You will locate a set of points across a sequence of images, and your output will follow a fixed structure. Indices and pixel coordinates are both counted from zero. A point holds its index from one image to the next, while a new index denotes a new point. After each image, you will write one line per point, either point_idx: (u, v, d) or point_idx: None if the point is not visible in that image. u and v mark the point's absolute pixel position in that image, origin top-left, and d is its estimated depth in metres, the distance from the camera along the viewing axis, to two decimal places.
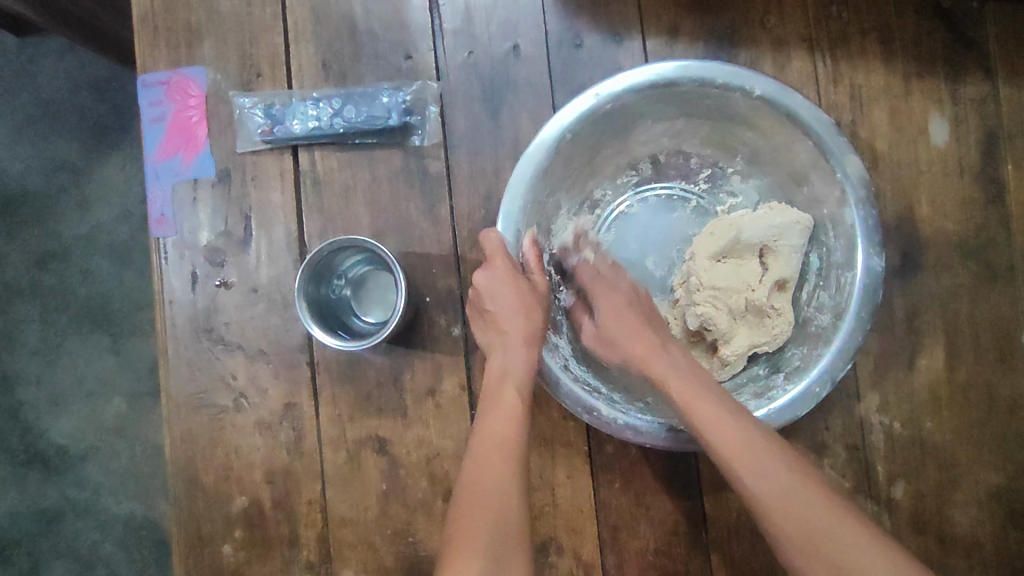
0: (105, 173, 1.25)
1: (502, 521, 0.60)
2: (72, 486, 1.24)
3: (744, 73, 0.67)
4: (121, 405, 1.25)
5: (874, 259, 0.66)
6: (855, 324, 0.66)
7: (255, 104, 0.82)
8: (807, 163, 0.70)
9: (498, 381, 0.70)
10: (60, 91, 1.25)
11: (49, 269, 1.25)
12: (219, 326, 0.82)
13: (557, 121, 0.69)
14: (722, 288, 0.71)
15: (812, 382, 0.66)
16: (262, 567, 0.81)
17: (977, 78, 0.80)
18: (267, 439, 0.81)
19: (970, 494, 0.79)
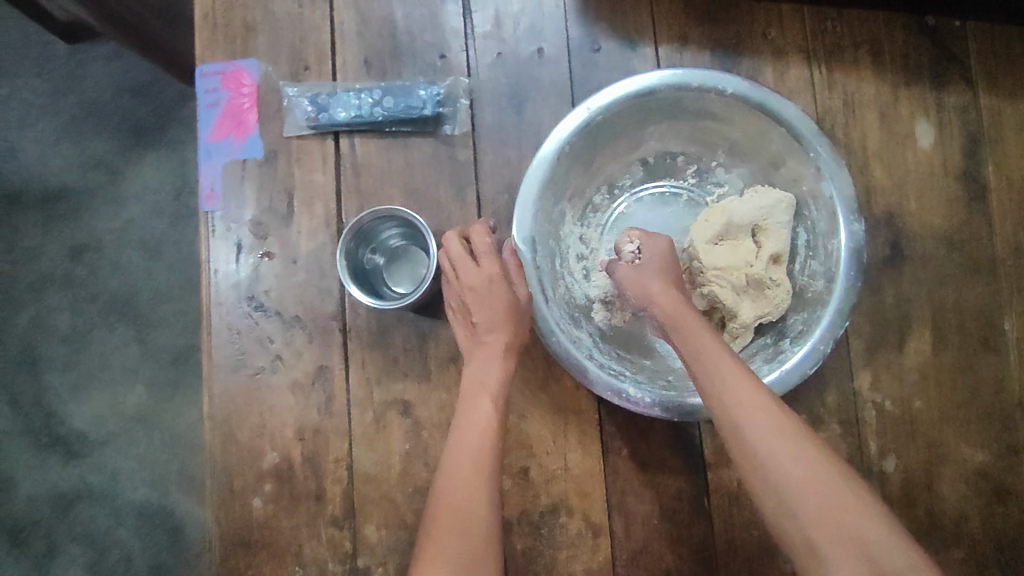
0: (143, 170, 1.34)
1: (470, 538, 0.62)
2: (92, 471, 1.29)
3: (716, 74, 0.76)
4: (141, 393, 1.31)
5: (855, 224, 0.75)
6: (848, 284, 0.74)
7: (303, 94, 0.91)
8: (782, 148, 0.79)
9: (477, 395, 0.72)
10: (104, 93, 1.34)
11: (82, 260, 1.32)
12: (260, 294, 0.89)
13: (557, 135, 0.77)
14: (723, 267, 0.77)
15: (816, 343, 0.73)
16: (290, 519, 0.87)
17: (959, 88, 0.88)
18: (300, 399, 0.88)
19: (957, 471, 0.84)
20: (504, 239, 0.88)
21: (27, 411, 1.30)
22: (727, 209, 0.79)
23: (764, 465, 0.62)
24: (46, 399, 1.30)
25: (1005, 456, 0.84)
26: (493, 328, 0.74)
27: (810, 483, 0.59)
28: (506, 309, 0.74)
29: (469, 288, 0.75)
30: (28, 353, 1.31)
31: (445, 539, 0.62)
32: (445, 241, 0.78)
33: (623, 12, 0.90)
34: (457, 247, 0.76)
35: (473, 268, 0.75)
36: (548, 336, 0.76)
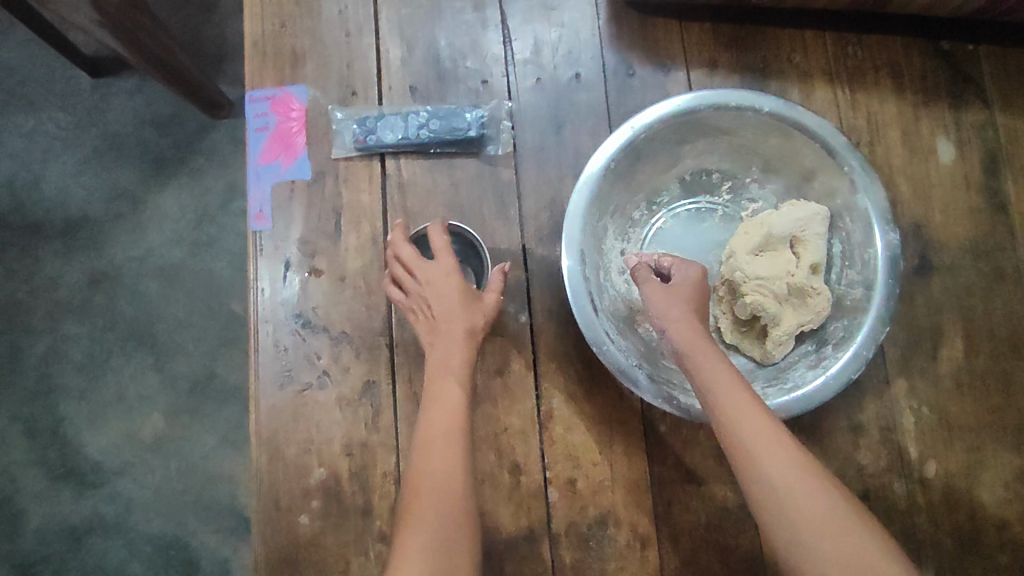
0: (169, 199, 1.36)
1: (445, 506, 0.68)
2: (105, 501, 1.28)
3: (754, 95, 0.80)
4: (158, 422, 1.30)
5: (890, 234, 0.78)
6: (886, 291, 0.77)
7: (350, 118, 0.94)
8: (816, 163, 0.83)
9: (441, 376, 0.77)
10: (126, 126, 1.37)
11: (100, 289, 1.34)
12: (308, 311, 0.91)
13: (603, 153, 0.80)
14: (765, 276, 0.79)
15: (860, 347, 0.76)
16: (337, 535, 0.86)
17: (976, 108, 0.93)
18: (347, 414, 0.89)
19: (996, 476, 0.85)
20: (547, 254, 0.91)
21: (41, 443, 1.29)
22: (766, 221, 0.82)
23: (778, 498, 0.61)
24: (61, 431, 1.30)
25: None
26: (448, 314, 0.81)
27: (821, 520, 0.59)
28: (460, 296, 0.81)
29: (425, 280, 0.82)
30: (43, 384, 1.31)
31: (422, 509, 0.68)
32: (396, 244, 0.86)
33: (656, 40, 0.95)
34: (409, 249, 0.84)
35: (428, 264, 0.83)
36: (598, 344, 0.77)
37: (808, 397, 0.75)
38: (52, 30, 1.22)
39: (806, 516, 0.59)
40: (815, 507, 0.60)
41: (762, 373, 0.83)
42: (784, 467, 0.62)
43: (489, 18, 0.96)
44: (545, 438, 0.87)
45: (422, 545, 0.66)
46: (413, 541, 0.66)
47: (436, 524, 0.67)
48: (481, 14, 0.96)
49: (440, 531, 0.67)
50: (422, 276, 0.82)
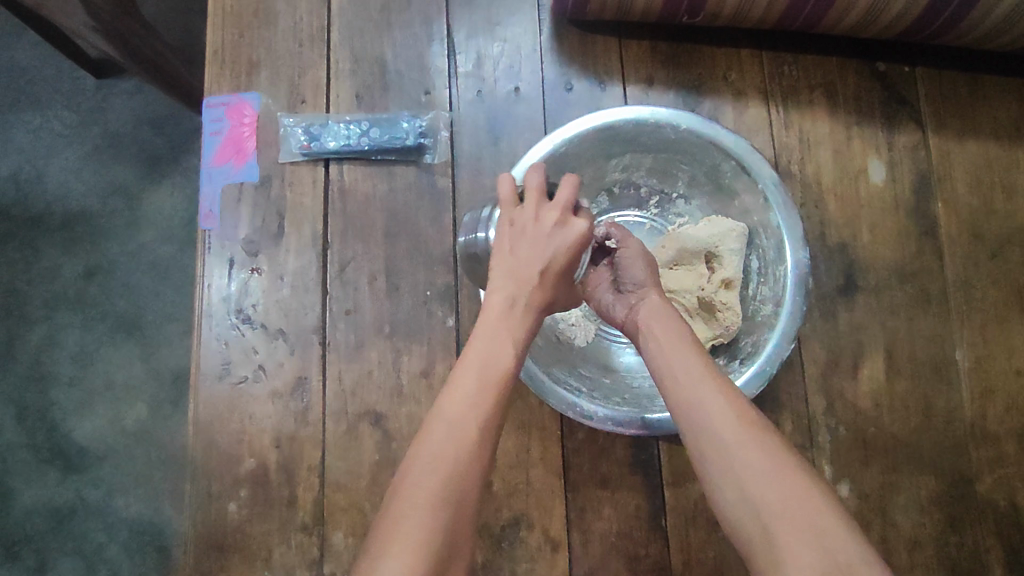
0: (158, 196, 1.42)
1: (461, 491, 0.58)
2: (88, 485, 1.32)
3: (672, 112, 0.82)
4: (142, 411, 1.36)
5: (801, 253, 0.79)
6: (793, 309, 0.78)
7: (297, 123, 0.98)
8: (734, 180, 0.84)
9: (501, 339, 0.67)
10: (125, 125, 1.44)
11: (94, 281, 1.40)
12: (248, 307, 0.95)
13: (522, 165, 0.83)
14: (674, 289, 0.85)
15: (763, 364, 0.77)
16: (262, 524, 0.90)
17: (909, 129, 0.93)
18: (278, 407, 0.92)
19: (910, 497, 0.85)
20: None
21: (31, 425, 1.34)
22: (681, 236, 0.85)
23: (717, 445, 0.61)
24: (48, 415, 1.35)
25: (959, 485, 0.85)
26: (550, 274, 0.69)
27: (756, 459, 0.59)
28: (560, 269, 0.69)
29: (556, 230, 0.69)
30: (36, 369, 1.36)
31: (437, 483, 0.57)
32: (501, 182, 0.73)
33: (594, 55, 0.98)
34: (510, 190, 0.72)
35: (556, 212, 0.70)
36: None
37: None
38: (56, 33, 1.27)
39: (768, 491, 0.57)
40: (749, 451, 0.60)
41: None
42: (748, 445, 0.60)
43: (436, 32, 1.00)
44: None
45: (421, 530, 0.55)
46: (414, 517, 0.55)
47: (447, 513, 0.56)
48: (429, 29, 1.00)
49: (450, 517, 0.56)
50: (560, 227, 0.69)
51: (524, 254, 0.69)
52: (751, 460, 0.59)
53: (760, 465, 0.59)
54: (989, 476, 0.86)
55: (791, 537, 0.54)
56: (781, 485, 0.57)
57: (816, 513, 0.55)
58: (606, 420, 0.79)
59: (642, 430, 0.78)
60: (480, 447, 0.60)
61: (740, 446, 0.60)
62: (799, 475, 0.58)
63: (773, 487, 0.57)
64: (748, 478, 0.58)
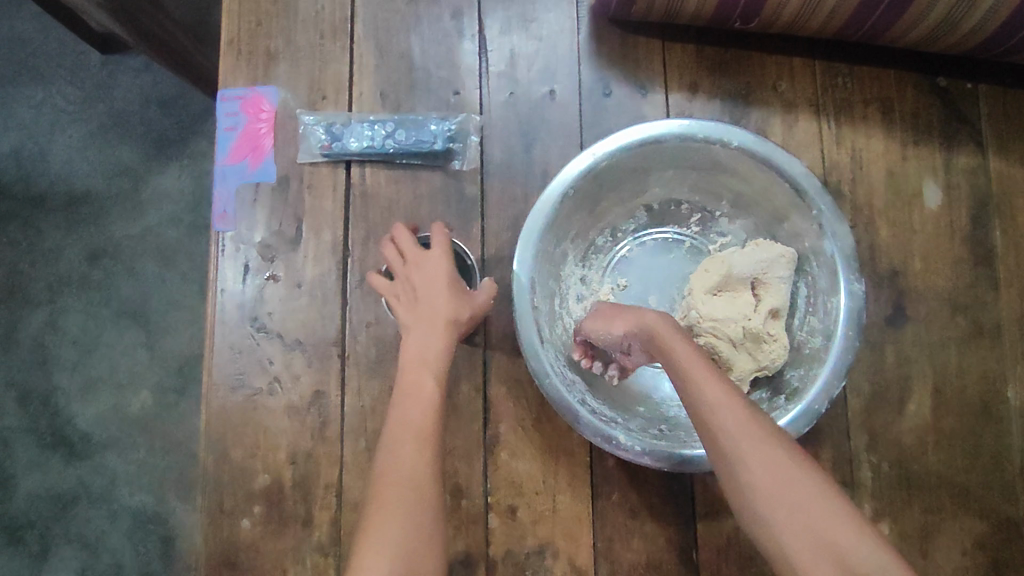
0: (164, 179, 1.36)
1: (416, 508, 0.65)
2: (91, 472, 1.29)
3: (722, 127, 0.76)
4: (146, 399, 1.31)
5: (855, 283, 0.74)
6: (846, 344, 0.73)
7: (318, 122, 0.93)
8: (785, 203, 0.79)
9: (420, 370, 0.76)
10: (131, 103, 1.37)
11: (99, 264, 1.35)
12: (264, 316, 0.91)
13: (561, 178, 0.77)
14: (720, 319, 0.79)
15: (810, 403, 0.72)
16: (276, 543, 0.86)
17: (969, 150, 0.88)
18: (294, 423, 0.88)
19: (953, 540, 0.82)
20: (505, 276, 0.89)
21: (34, 410, 1.31)
22: (726, 261, 0.81)
23: (733, 468, 0.58)
24: (52, 401, 1.31)
25: (1005, 529, 0.82)
26: (419, 300, 0.79)
27: (772, 482, 0.56)
28: (449, 276, 0.80)
29: (440, 262, 0.81)
30: (41, 354, 1.32)
31: (397, 510, 0.65)
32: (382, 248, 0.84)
33: (635, 59, 0.92)
34: (390, 251, 0.83)
35: (421, 253, 0.82)
36: (541, 377, 0.75)
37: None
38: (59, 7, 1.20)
39: (776, 502, 0.55)
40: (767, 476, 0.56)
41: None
42: (752, 454, 0.57)
43: (466, 27, 0.94)
44: (488, 463, 0.85)
45: (387, 546, 0.62)
46: (381, 538, 0.63)
47: (407, 527, 0.64)
48: (459, 22, 0.94)
49: (414, 534, 0.63)
50: (414, 261, 0.81)
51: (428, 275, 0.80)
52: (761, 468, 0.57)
53: (765, 474, 0.56)
54: None
55: (802, 550, 0.53)
56: (792, 502, 0.55)
57: (827, 523, 0.54)
58: (648, 456, 0.74)
59: (684, 467, 0.74)
60: (429, 470, 0.68)
61: (754, 470, 0.57)
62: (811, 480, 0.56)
63: (775, 494, 0.56)
64: (758, 497, 0.56)
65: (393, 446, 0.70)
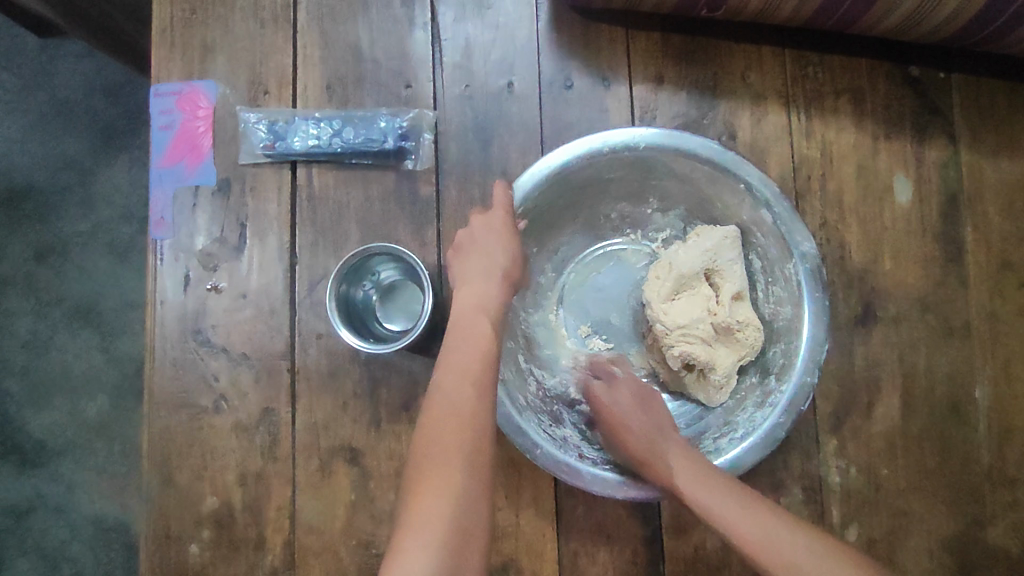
0: (111, 172, 1.25)
1: (476, 448, 0.61)
2: (47, 481, 1.21)
3: (653, 132, 0.71)
4: (104, 404, 1.22)
5: (806, 244, 0.70)
6: (813, 343, 0.69)
7: (260, 119, 0.86)
8: (736, 203, 0.75)
9: (473, 314, 0.70)
10: (75, 92, 1.25)
11: (46, 264, 1.24)
12: (207, 328, 0.85)
13: (518, 186, 0.72)
14: (685, 324, 0.75)
15: (778, 415, 0.69)
16: (227, 568, 0.82)
17: (940, 143, 0.85)
18: (242, 442, 0.84)
19: (920, 543, 0.81)
20: None
21: None
22: (674, 262, 0.77)
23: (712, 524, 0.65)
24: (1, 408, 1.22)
25: (971, 530, 0.81)
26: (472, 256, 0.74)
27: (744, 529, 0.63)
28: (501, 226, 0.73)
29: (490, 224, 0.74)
30: None
31: (456, 452, 0.60)
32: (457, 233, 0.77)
33: (598, 49, 0.87)
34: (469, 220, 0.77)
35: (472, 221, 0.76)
36: (492, 406, 0.71)
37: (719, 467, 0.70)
38: None
39: (757, 550, 0.61)
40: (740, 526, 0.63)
41: (709, 420, 0.78)
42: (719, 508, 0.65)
43: (418, 15, 0.88)
44: None
45: (445, 487, 0.58)
46: (441, 477, 0.58)
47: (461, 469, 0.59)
48: (410, 10, 0.88)
49: (465, 483, 0.58)
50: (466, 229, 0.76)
51: (486, 247, 0.74)
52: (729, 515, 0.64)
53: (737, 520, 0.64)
54: (1003, 521, 0.81)
55: None
56: (761, 535, 0.62)
57: (795, 556, 0.60)
58: (604, 485, 0.69)
59: None
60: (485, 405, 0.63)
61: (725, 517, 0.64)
62: (775, 517, 0.63)
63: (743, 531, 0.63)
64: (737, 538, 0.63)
65: (437, 380, 0.65)
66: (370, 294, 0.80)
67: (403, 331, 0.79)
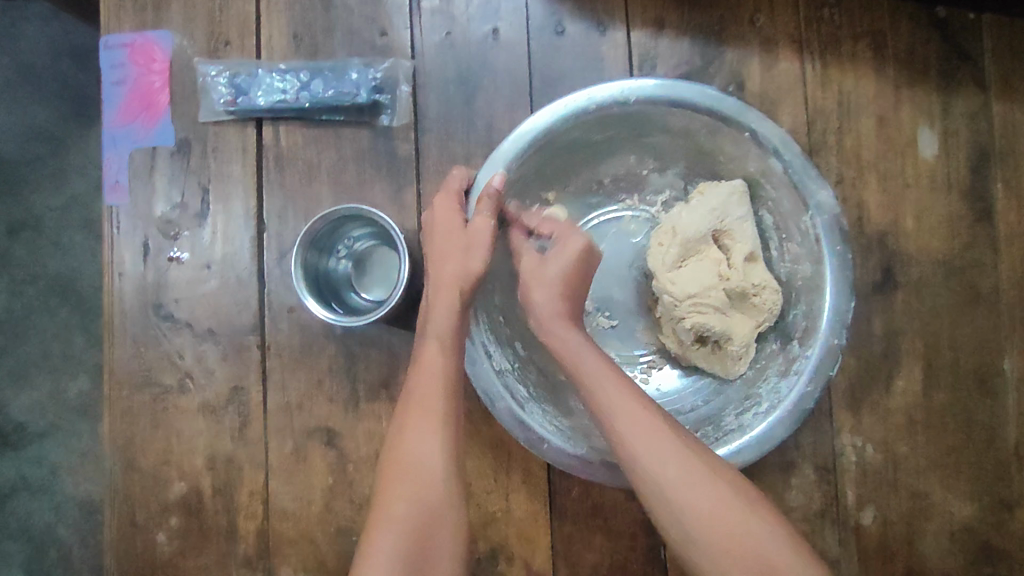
0: (86, 147, 0.97)
1: (429, 502, 0.58)
2: (29, 466, 0.95)
3: (641, 82, 0.65)
4: (85, 382, 0.96)
5: (822, 192, 0.64)
6: (838, 291, 0.64)
7: (220, 72, 0.79)
8: (739, 153, 0.68)
9: (428, 344, 0.65)
10: (40, 57, 0.98)
11: (18, 238, 0.96)
12: (169, 302, 0.79)
13: (500, 153, 0.65)
14: (696, 292, 0.68)
15: (805, 385, 0.63)
16: (197, 558, 0.77)
17: (969, 92, 0.77)
18: (211, 424, 0.78)
19: (941, 525, 0.75)
20: None
21: None
22: (676, 228, 0.70)
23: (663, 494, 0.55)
24: None
25: (996, 512, 0.75)
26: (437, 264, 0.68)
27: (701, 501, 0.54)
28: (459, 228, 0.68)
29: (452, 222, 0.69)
30: None
31: (412, 508, 0.57)
32: (423, 232, 0.71)
33: None
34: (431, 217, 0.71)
35: (431, 225, 0.70)
36: (496, 402, 0.66)
37: (749, 444, 0.64)
38: None
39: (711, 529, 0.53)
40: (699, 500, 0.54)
41: (727, 395, 0.71)
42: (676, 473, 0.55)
43: None
44: None
45: (390, 547, 0.56)
46: (387, 537, 0.56)
47: (407, 524, 0.57)
48: None
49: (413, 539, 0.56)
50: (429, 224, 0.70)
51: (447, 253, 0.67)
52: (646, 447, 0.56)
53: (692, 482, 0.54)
54: None
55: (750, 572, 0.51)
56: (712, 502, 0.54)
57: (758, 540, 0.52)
58: (635, 479, 0.64)
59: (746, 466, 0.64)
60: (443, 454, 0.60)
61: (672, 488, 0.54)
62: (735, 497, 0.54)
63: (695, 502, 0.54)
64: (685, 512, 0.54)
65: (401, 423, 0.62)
66: (344, 262, 0.74)
67: (379, 303, 0.73)
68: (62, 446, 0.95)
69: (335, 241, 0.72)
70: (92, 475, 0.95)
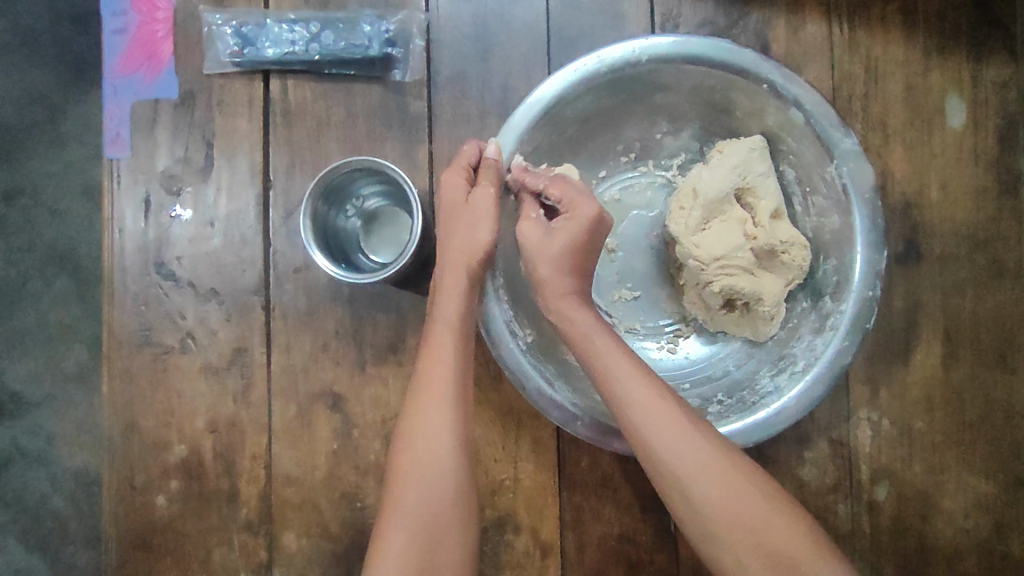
0: (89, 111, 0.91)
1: (439, 493, 0.57)
2: (20, 436, 0.91)
3: (651, 38, 0.62)
4: (83, 354, 0.90)
5: (846, 138, 0.63)
6: (869, 249, 0.63)
7: (226, 22, 0.76)
8: (758, 108, 0.66)
9: (448, 317, 0.63)
10: (40, 20, 0.92)
11: (14, 206, 0.92)
12: (171, 260, 0.76)
13: (514, 122, 0.63)
14: (724, 254, 0.66)
15: (841, 340, 0.63)
16: (197, 523, 0.75)
17: (1000, 60, 0.75)
18: (213, 385, 0.76)
19: (956, 502, 0.74)
20: None
21: None
22: (699, 188, 0.67)
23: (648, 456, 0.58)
24: None
25: (1011, 489, 0.74)
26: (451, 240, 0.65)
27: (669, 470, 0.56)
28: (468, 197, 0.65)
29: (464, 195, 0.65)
30: None
31: (424, 502, 0.57)
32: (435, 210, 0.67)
33: None
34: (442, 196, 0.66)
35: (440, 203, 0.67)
36: (525, 382, 0.63)
37: (792, 404, 0.63)
38: None
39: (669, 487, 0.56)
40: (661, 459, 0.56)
41: (759, 358, 0.70)
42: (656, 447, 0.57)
43: None
44: None
45: (407, 541, 0.56)
46: (399, 531, 0.56)
47: (424, 517, 0.56)
48: None
49: (426, 532, 0.56)
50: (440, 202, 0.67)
51: (466, 226, 0.64)
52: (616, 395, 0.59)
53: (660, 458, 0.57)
54: None
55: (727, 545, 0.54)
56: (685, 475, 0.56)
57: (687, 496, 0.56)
58: None
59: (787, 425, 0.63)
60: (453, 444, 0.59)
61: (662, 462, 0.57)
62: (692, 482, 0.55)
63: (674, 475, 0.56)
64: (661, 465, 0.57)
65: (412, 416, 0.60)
66: (354, 220, 0.72)
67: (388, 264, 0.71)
68: (55, 416, 0.90)
69: (343, 196, 0.70)
70: (89, 447, 0.90)
